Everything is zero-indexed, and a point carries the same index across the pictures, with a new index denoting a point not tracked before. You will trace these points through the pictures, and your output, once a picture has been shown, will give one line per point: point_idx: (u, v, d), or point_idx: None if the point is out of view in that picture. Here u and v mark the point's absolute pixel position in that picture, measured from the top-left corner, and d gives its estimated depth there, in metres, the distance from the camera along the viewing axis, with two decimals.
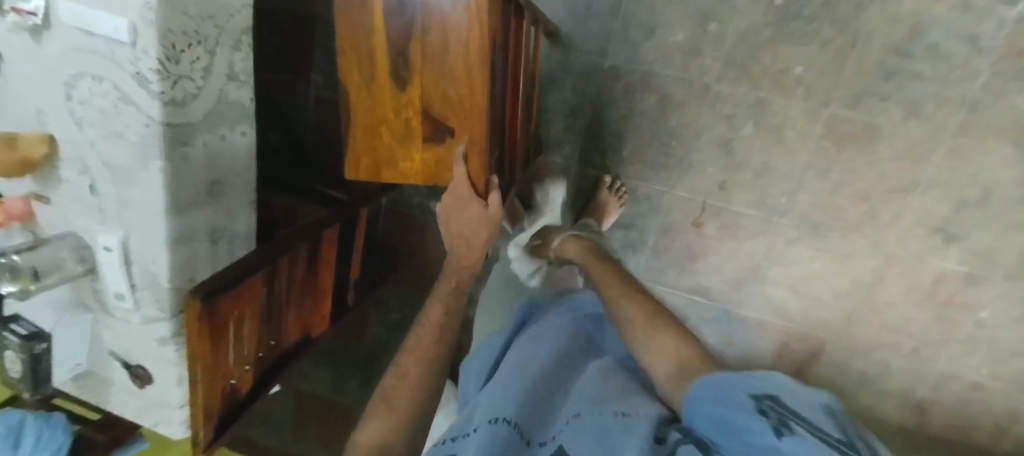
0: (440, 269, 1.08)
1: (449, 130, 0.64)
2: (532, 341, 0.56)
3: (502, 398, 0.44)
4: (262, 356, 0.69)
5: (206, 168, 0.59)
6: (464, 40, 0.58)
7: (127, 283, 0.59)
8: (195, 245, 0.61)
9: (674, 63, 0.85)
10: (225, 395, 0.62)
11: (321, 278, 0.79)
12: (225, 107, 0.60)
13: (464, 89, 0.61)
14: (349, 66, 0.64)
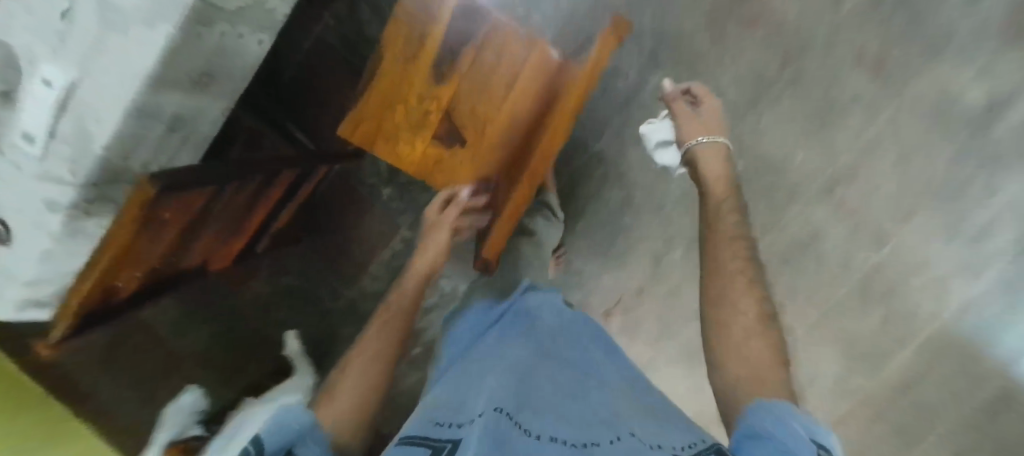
0: (360, 258, 1.01)
1: (466, 139, 0.66)
2: (528, 342, 0.44)
3: (500, 392, 0.33)
4: (155, 268, 0.60)
5: (205, 57, 0.53)
6: (525, 73, 0.62)
7: (47, 128, 0.51)
8: (151, 125, 0.53)
9: (649, 173, 0.91)
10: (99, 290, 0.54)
11: (254, 216, 0.73)
12: (258, 11, 0.55)
13: (500, 110, 0.64)
14: (396, 40, 0.65)
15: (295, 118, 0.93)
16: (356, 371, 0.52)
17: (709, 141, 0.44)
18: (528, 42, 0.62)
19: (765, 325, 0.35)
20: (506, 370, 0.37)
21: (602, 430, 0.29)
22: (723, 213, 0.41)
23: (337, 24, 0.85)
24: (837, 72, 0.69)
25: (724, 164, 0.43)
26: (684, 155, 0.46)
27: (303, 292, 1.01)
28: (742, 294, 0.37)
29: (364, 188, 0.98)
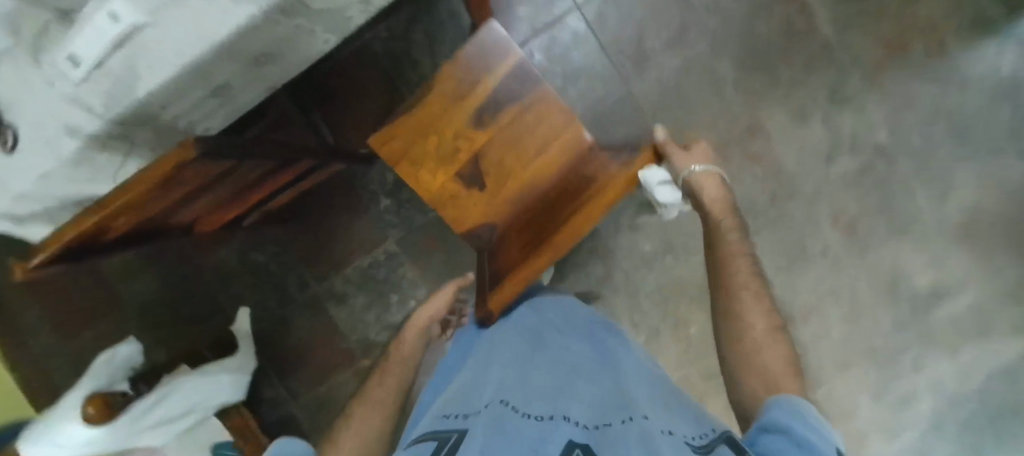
0: (335, 263, 0.97)
1: (488, 185, 0.69)
2: (535, 337, 0.50)
3: (506, 391, 0.39)
4: (148, 221, 0.59)
5: (272, 42, 0.53)
6: (557, 143, 0.68)
7: (94, 59, 0.44)
8: (197, 90, 0.54)
9: (633, 257, 0.97)
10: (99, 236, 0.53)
11: (257, 191, 0.73)
12: (336, 14, 0.56)
13: (528, 169, 0.69)
14: (447, 78, 0.67)
15: (322, 108, 0.90)
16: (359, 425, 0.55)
17: (699, 169, 0.57)
18: (566, 117, 0.68)
19: (774, 334, 0.44)
20: (523, 369, 0.43)
21: (616, 414, 0.35)
22: (725, 231, 0.52)
23: (389, 42, 0.88)
24: (817, 224, 0.93)
25: (712, 184, 0.56)
26: (682, 183, 0.57)
27: (269, 276, 0.98)
28: (750, 304, 0.46)
29: (365, 192, 0.95)
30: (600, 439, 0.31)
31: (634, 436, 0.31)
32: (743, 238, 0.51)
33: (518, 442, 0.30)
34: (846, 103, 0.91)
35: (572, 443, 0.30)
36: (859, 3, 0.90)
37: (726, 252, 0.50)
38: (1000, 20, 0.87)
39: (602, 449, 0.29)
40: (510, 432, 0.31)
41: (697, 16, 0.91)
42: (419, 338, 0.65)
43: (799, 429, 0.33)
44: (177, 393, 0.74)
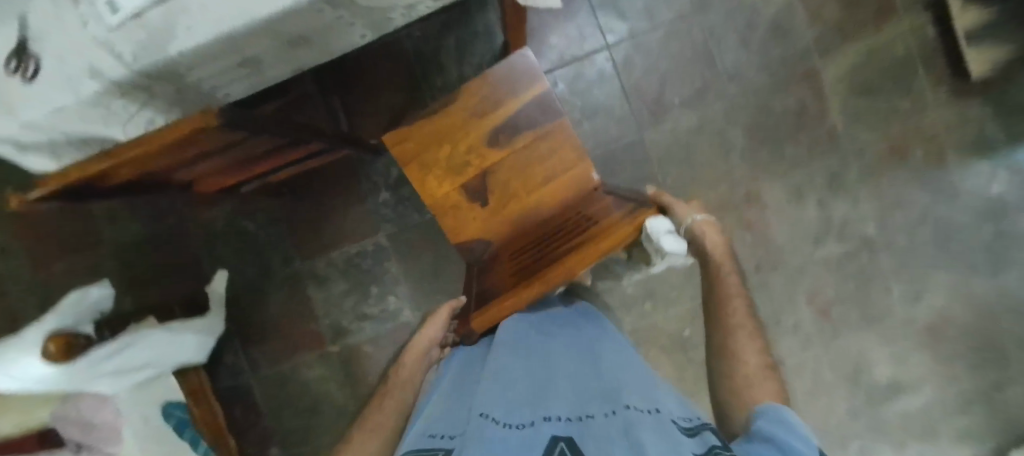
0: (325, 246, 0.98)
1: (491, 202, 0.69)
2: (520, 338, 0.49)
3: (490, 400, 0.37)
4: (152, 172, 0.59)
5: (308, 29, 0.53)
6: (566, 176, 0.68)
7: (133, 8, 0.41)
8: (230, 70, 0.54)
9: (615, 298, 0.99)
10: (101, 179, 0.52)
11: (265, 162, 0.74)
12: (374, 10, 0.55)
13: (533, 195, 0.69)
14: (470, 94, 0.69)
15: (343, 94, 0.91)
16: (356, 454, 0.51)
17: (698, 220, 0.57)
18: (579, 153, 0.68)
19: (766, 370, 0.44)
20: (507, 370, 0.43)
21: (601, 405, 0.34)
22: (723, 274, 0.53)
23: (422, 46, 0.90)
24: (795, 301, 0.96)
25: (714, 234, 0.57)
26: (685, 232, 0.57)
27: (255, 247, 0.98)
28: (745, 343, 0.47)
29: (367, 181, 0.96)
30: (582, 432, 0.31)
31: (616, 424, 0.30)
32: (740, 281, 0.53)
33: (498, 446, 0.30)
34: (843, 191, 0.95)
35: (556, 439, 0.30)
36: (873, 100, 0.94)
37: (720, 292, 0.51)
38: (998, 144, 0.92)
39: (586, 444, 0.29)
40: (490, 439, 0.30)
41: (720, 80, 0.94)
42: (418, 364, 0.60)
43: (767, 430, 0.35)
44: (139, 346, 0.74)
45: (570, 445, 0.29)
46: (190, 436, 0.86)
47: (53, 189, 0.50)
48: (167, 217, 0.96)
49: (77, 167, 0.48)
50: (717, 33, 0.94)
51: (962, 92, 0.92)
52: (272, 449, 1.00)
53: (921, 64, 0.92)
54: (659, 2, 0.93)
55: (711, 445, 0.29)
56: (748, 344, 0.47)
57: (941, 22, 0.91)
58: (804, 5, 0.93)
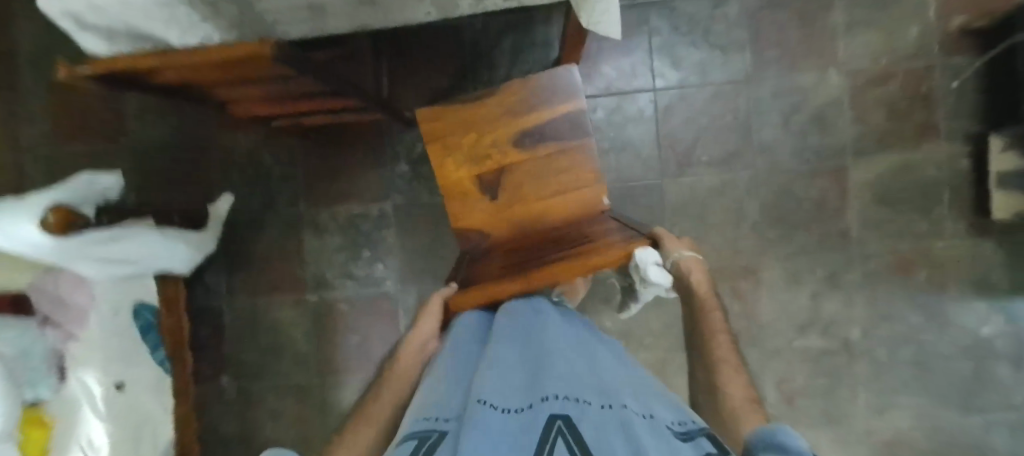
0: (332, 200, 0.99)
1: (500, 199, 0.69)
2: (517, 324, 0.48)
3: (487, 383, 0.36)
4: (196, 83, 0.60)
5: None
6: (578, 193, 0.68)
7: None
8: (293, 12, 0.56)
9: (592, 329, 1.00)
10: (149, 74, 0.54)
11: (305, 102, 0.75)
12: None
13: (541, 202, 0.69)
14: (508, 89, 0.69)
15: (392, 61, 0.93)
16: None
17: (686, 256, 0.58)
18: (595, 172, 0.68)
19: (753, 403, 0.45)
20: (501, 355, 0.42)
21: (596, 396, 0.34)
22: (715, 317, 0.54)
23: (475, 41, 0.91)
24: (762, 382, 0.97)
25: (700, 274, 0.58)
26: (670, 264, 0.57)
27: (265, 183, 0.99)
28: (731, 377, 0.48)
29: (390, 149, 0.97)
30: (579, 415, 0.30)
31: (613, 419, 0.29)
32: (724, 318, 0.55)
33: (494, 429, 0.29)
34: (838, 290, 0.96)
35: (553, 418, 0.30)
36: (893, 213, 0.95)
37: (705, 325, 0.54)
38: (1001, 290, 0.93)
39: (584, 433, 0.28)
40: (488, 423, 0.29)
41: (751, 151, 0.96)
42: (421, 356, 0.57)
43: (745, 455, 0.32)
44: (129, 240, 0.76)
45: (567, 425, 0.29)
46: (152, 342, 0.86)
47: (102, 70, 0.51)
48: (188, 129, 0.98)
49: (139, 57, 0.50)
50: (762, 108, 0.95)
51: (980, 230, 0.93)
52: (225, 377, 1.01)
53: (947, 193, 0.94)
54: (714, 62, 0.95)
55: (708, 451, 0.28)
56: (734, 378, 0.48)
57: (978, 159, 0.93)
58: (852, 104, 0.95)
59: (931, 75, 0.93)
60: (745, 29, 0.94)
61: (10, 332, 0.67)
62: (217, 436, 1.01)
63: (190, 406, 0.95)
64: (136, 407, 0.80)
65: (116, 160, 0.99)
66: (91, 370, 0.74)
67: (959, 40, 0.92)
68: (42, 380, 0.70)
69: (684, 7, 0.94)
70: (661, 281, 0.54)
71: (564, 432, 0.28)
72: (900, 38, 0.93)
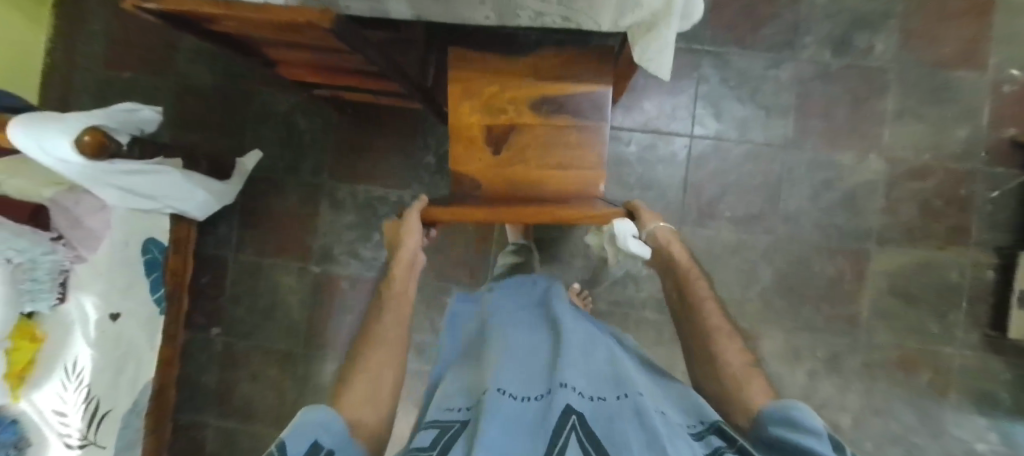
0: (359, 178, 1.00)
1: (503, 154, 0.73)
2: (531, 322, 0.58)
3: (507, 377, 0.45)
4: (247, 35, 0.60)
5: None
6: (579, 171, 0.72)
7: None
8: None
9: None
10: (200, 20, 0.53)
11: (354, 77, 0.76)
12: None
13: (542, 169, 0.73)
14: (544, 58, 0.72)
15: None
16: (375, 374, 0.50)
17: (659, 228, 0.66)
18: (600, 155, 0.73)
19: (750, 369, 0.50)
20: (523, 352, 0.51)
21: (609, 389, 0.43)
22: (710, 314, 0.56)
23: None
24: None
25: (673, 241, 0.66)
26: (646, 235, 0.66)
27: (296, 147, 1.01)
28: (727, 346, 0.53)
29: (421, 140, 0.98)
30: (592, 411, 0.39)
31: (625, 407, 0.39)
32: (708, 285, 0.61)
33: (512, 419, 0.39)
34: (837, 374, 0.94)
35: (568, 411, 0.38)
36: (907, 309, 0.93)
37: (693, 299, 0.59)
38: (1003, 409, 0.91)
39: (592, 420, 0.38)
40: (507, 416, 0.39)
41: (775, 217, 0.95)
42: (409, 275, 0.63)
43: (764, 430, 0.41)
44: (155, 176, 0.79)
45: (580, 420, 0.37)
46: (154, 279, 0.87)
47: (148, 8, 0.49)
48: (233, 83, 1.00)
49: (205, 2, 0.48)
50: (795, 176, 0.95)
51: (993, 343, 0.91)
52: (215, 330, 1.02)
53: (967, 299, 0.92)
54: (756, 122, 0.95)
55: (719, 446, 0.37)
56: (729, 347, 0.53)
57: (1003, 272, 0.91)
58: (886, 192, 0.93)
59: (971, 178, 0.92)
60: (793, 96, 0.94)
61: (23, 243, 0.66)
62: (195, 385, 1.02)
63: (175, 350, 0.96)
64: (124, 340, 0.82)
65: (161, 93, 1.02)
66: (90, 295, 0.75)
67: (1006, 150, 0.92)
68: (42, 297, 0.70)
69: (737, 62, 0.94)
70: (641, 254, 0.62)
71: (577, 426, 0.37)
72: (948, 137, 0.92)
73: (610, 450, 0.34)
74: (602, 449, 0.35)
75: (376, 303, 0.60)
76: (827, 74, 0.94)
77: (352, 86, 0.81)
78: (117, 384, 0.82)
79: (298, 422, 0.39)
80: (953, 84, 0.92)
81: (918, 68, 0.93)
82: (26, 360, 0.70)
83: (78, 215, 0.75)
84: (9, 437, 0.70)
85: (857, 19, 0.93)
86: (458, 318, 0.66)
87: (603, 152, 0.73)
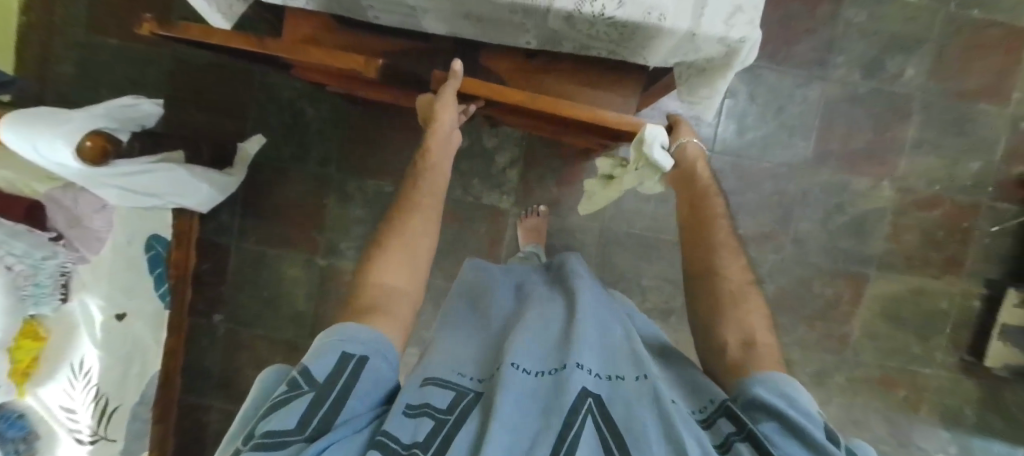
0: (371, 172, 0.97)
1: (536, 60, 0.69)
2: (546, 295, 0.59)
3: (518, 349, 0.45)
4: (264, 56, 0.57)
5: (488, 17, 0.53)
6: (614, 87, 0.68)
7: None
8: (392, 4, 0.54)
9: None
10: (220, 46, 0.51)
11: (371, 88, 0.71)
12: (546, 31, 0.54)
13: (576, 83, 0.68)
14: None
15: None
16: (411, 246, 0.50)
17: (688, 140, 0.63)
18: (638, 77, 0.68)
19: (746, 286, 0.51)
20: (537, 322, 0.51)
21: (629, 368, 0.44)
22: (721, 244, 0.54)
23: None
24: None
25: (698, 159, 0.62)
26: (673, 148, 0.63)
27: (302, 128, 0.96)
28: (730, 262, 0.53)
29: None
30: (609, 393, 0.41)
31: (643, 390, 0.40)
32: (724, 203, 0.59)
33: (527, 395, 0.40)
34: (821, 388, 0.99)
35: (585, 393, 0.39)
36: (896, 331, 0.98)
37: (708, 213, 0.57)
38: (966, 425, 0.98)
39: (608, 400, 0.39)
40: (521, 395, 0.40)
41: (784, 238, 0.96)
42: (445, 151, 0.59)
43: (749, 391, 0.41)
44: (156, 174, 0.74)
45: (596, 401, 0.39)
46: (158, 274, 0.85)
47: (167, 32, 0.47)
48: (235, 69, 0.94)
49: (233, 35, 0.47)
50: (807, 200, 0.95)
51: (967, 366, 0.98)
52: (218, 316, 1.01)
53: (951, 325, 0.97)
54: (777, 141, 0.94)
55: (727, 434, 0.37)
56: (728, 258, 0.53)
57: (989, 302, 0.96)
58: (893, 219, 0.95)
59: (976, 212, 0.94)
60: (818, 117, 0.93)
61: (19, 246, 0.63)
62: (198, 369, 1.02)
63: (181, 340, 0.95)
64: (129, 337, 0.80)
65: (154, 66, 0.94)
66: (95, 298, 0.73)
67: (1014, 186, 0.94)
68: (45, 300, 0.67)
69: (769, 78, 0.92)
70: (665, 164, 0.58)
71: (594, 410, 0.38)
72: (961, 170, 0.93)
73: (629, 442, 0.36)
74: (616, 432, 0.37)
75: (409, 171, 0.58)
76: (855, 97, 0.92)
77: (368, 92, 0.76)
78: (125, 382, 0.81)
79: (325, 340, 0.41)
80: (975, 116, 0.92)
81: (945, 97, 0.92)
82: (31, 356, 0.68)
83: (78, 214, 0.70)
84: (17, 432, 0.69)
85: (893, 41, 0.91)
86: (466, 279, 0.66)
87: (643, 71, 0.68)
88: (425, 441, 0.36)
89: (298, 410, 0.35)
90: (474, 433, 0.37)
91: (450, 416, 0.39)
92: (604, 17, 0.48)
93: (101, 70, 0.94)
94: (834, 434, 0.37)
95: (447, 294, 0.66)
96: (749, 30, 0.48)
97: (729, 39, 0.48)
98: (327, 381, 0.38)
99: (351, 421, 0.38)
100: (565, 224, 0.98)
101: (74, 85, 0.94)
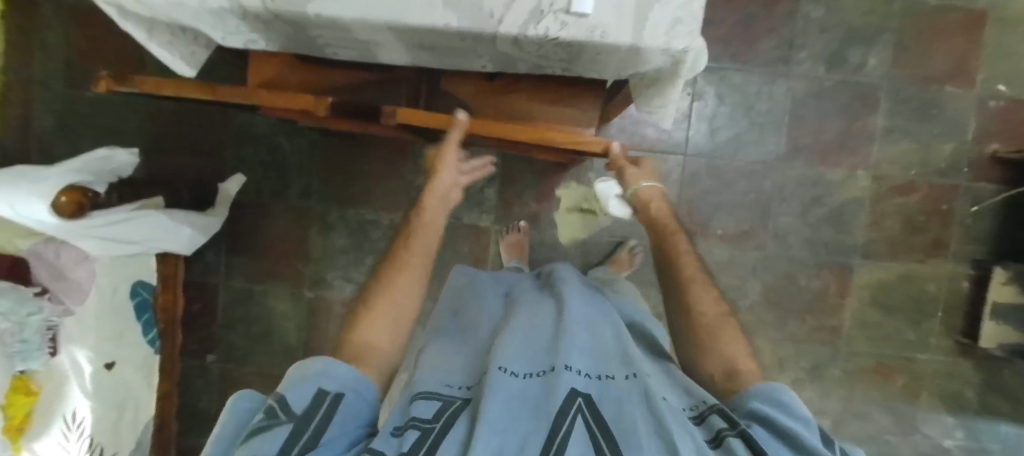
0: (352, 201, 0.98)
1: (499, 82, 0.70)
2: (533, 299, 0.60)
3: (506, 355, 0.45)
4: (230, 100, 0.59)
5: (442, 45, 0.55)
6: (574, 105, 0.69)
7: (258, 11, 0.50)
8: (347, 40, 0.55)
9: None
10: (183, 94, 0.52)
11: (343, 121, 0.73)
12: (498, 55, 0.56)
13: (537, 103, 0.69)
14: None
15: None
16: (396, 283, 0.51)
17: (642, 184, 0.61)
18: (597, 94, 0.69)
19: (723, 317, 0.50)
20: (526, 325, 0.51)
21: (618, 368, 0.44)
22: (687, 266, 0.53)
23: None
24: None
25: (653, 200, 0.60)
26: (628, 194, 0.62)
27: (280, 164, 0.98)
28: (702, 295, 0.51)
29: (411, 163, 0.97)
30: (599, 392, 0.41)
31: (633, 389, 0.41)
32: (686, 237, 0.57)
33: (516, 397, 0.40)
34: (818, 382, 0.98)
35: (574, 393, 0.40)
36: (887, 319, 0.97)
37: (673, 251, 0.55)
38: (968, 410, 0.97)
39: (598, 400, 0.40)
40: (512, 396, 0.40)
41: (765, 234, 0.96)
42: (443, 206, 0.59)
43: (750, 403, 0.40)
44: (137, 222, 0.75)
45: (586, 401, 0.39)
46: (146, 320, 0.86)
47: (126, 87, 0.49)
48: (209, 114, 0.96)
49: (189, 86, 0.48)
50: (785, 195, 0.96)
51: (963, 349, 0.97)
52: (210, 356, 1.02)
53: (943, 308, 0.97)
54: (748, 139, 0.95)
55: (720, 428, 0.37)
56: (703, 292, 0.51)
57: (977, 284, 0.96)
58: (871, 207, 0.95)
59: (954, 194, 0.95)
60: (786, 112, 0.94)
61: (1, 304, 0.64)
62: (195, 411, 1.02)
63: (173, 383, 0.96)
64: (119, 386, 0.80)
65: (131, 116, 0.96)
66: (84, 348, 0.73)
67: (989, 166, 0.94)
68: (35, 355, 0.67)
69: (735, 79, 0.93)
70: None
71: (584, 408, 0.38)
72: (935, 153, 0.94)
73: (619, 440, 0.36)
74: (607, 430, 0.37)
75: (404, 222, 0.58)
76: (820, 90, 0.93)
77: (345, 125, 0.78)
78: (119, 431, 0.81)
79: (302, 369, 0.41)
80: (943, 99, 0.93)
81: (910, 83, 0.93)
82: (24, 413, 0.68)
83: (61, 267, 0.71)
84: None
85: (852, 32, 0.92)
86: (454, 284, 0.69)
87: (600, 87, 0.68)
88: (411, 448, 0.35)
89: (277, 437, 0.35)
90: (463, 432, 0.37)
91: (435, 424, 0.39)
92: (549, 39, 0.50)
93: (80, 124, 0.96)
94: (829, 437, 0.38)
95: (436, 302, 0.68)
96: (691, 40, 0.48)
97: (673, 50, 0.49)
98: (304, 412, 0.37)
99: (333, 443, 0.37)
100: (546, 238, 0.99)
101: (54, 140, 0.96)
